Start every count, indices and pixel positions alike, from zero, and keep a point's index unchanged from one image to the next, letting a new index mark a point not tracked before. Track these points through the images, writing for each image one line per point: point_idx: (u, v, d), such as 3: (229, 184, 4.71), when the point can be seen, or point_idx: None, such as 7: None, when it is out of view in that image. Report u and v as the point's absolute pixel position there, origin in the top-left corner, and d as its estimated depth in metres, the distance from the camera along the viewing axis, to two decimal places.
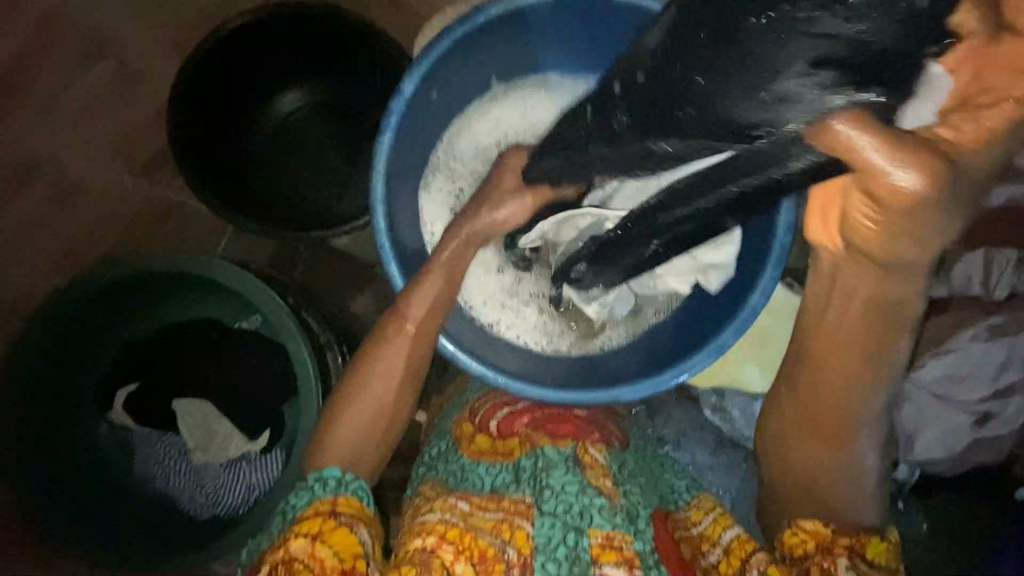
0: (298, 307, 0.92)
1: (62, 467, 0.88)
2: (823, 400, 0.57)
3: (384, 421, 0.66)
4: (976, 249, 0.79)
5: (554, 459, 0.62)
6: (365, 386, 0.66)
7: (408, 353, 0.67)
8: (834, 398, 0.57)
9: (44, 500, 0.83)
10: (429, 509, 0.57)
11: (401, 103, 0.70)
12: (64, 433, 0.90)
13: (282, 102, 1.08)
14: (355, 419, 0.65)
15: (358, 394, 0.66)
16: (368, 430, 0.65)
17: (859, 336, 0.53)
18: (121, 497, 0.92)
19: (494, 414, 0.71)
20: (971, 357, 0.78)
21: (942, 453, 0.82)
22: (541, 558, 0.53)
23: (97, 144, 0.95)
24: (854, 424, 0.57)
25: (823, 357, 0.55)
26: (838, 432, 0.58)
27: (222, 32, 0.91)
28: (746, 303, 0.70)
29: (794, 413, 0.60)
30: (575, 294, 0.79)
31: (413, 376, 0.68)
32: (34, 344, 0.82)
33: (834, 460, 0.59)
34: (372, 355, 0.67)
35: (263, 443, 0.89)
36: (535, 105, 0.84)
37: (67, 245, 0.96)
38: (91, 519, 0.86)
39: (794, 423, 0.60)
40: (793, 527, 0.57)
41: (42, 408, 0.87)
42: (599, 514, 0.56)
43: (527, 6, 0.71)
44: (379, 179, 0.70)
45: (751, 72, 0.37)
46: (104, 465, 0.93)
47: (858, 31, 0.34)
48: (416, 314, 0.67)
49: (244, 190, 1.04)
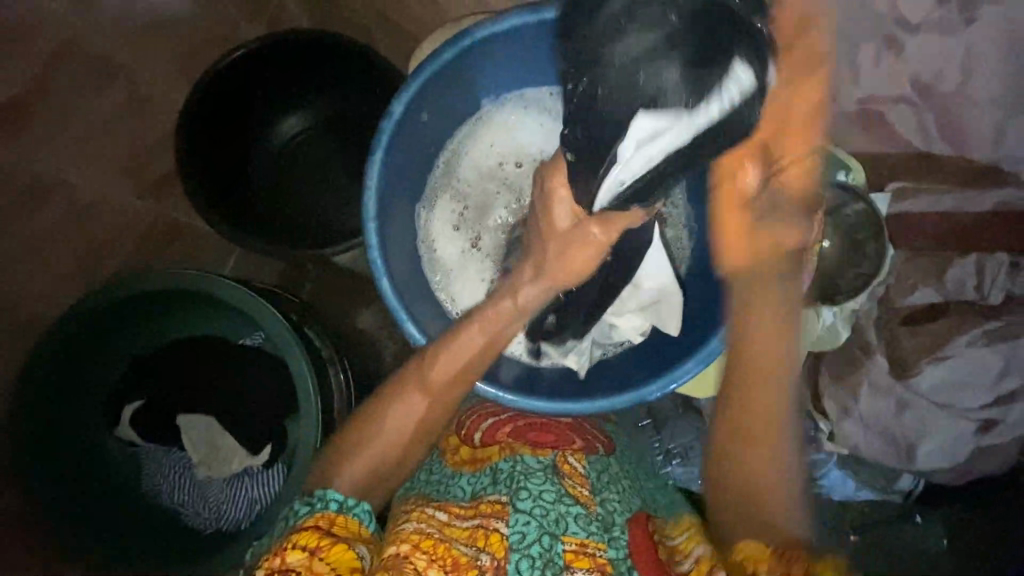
0: (301, 323, 0.95)
1: (63, 467, 0.88)
2: (749, 399, 0.65)
3: (399, 455, 0.65)
4: (970, 254, 0.77)
5: (533, 467, 0.64)
6: (378, 417, 0.65)
7: (436, 387, 0.66)
8: (762, 401, 0.64)
9: (44, 499, 0.84)
10: (407, 519, 0.58)
11: (392, 123, 0.72)
12: (68, 429, 0.91)
13: (286, 125, 1.11)
14: (364, 457, 0.63)
15: (376, 428, 0.65)
16: (379, 466, 0.64)
17: (776, 344, 0.65)
18: (122, 495, 0.94)
19: (478, 426, 0.72)
20: (968, 363, 0.77)
21: (945, 463, 0.82)
22: (515, 557, 0.55)
23: (104, 167, 0.97)
24: (772, 427, 0.64)
25: (749, 353, 0.66)
26: (759, 440, 0.63)
27: (231, 58, 0.96)
28: (733, 311, 0.70)
29: (726, 421, 0.65)
30: (554, 349, 0.81)
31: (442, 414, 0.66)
32: (50, 343, 0.84)
33: (757, 467, 0.63)
34: (388, 395, 0.66)
35: (265, 458, 0.91)
36: (523, 111, 0.85)
37: (78, 262, 0.98)
38: (91, 520, 0.87)
39: (724, 434, 0.65)
40: (742, 553, 0.55)
41: (45, 405, 0.87)
42: (574, 521, 0.58)
43: (512, 27, 0.71)
44: (372, 196, 0.73)
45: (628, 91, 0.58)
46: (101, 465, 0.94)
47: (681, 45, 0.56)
48: (443, 361, 0.66)
49: (254, 211, 1.08)
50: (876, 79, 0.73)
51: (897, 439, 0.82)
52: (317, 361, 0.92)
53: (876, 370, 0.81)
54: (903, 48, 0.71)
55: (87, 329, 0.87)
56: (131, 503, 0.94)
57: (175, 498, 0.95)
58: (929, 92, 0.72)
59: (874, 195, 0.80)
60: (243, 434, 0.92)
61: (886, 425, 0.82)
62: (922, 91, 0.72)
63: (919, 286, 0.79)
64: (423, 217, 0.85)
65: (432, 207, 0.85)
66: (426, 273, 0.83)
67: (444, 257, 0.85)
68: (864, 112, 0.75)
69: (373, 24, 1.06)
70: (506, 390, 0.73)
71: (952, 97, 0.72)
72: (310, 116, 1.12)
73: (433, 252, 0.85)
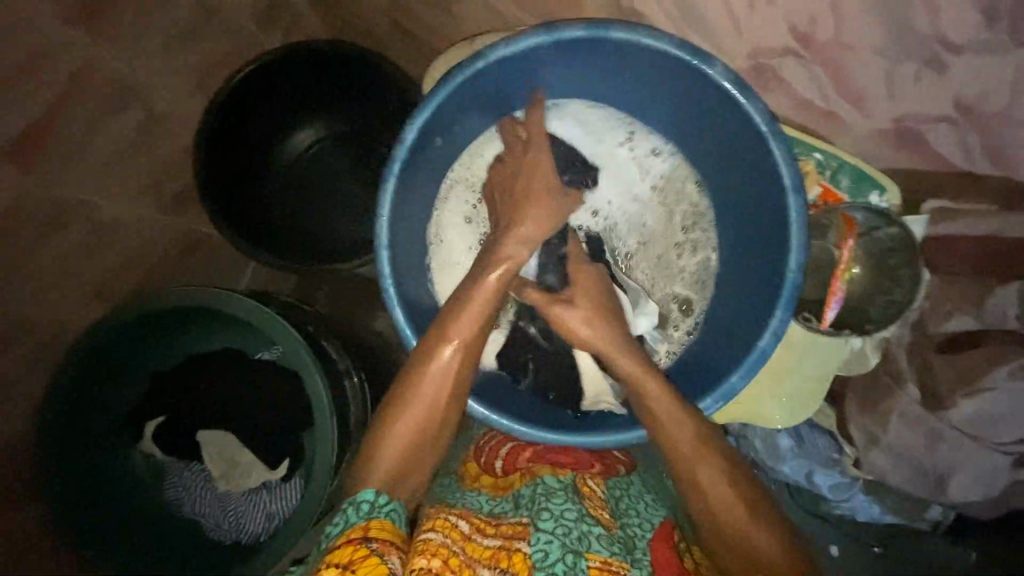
0: (317, 336, 0.96)
1: (69, 490, 0.87)
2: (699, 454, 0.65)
3: (424, 442, 0.67)
4: (1011, 281, 0.72)
5: (553, 487, 0.68)
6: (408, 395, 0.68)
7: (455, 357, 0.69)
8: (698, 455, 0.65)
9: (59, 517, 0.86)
10: (431, 527, 0.60)
11: (406, 150, 0.71)
12: (72, 453, 0.89)
13: (298, 139, 1.11)
14: (394, 442, 0.66)
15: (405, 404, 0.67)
16: (407, 451, 0.66)
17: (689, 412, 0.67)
18: (135, 497, 0.97)
19: (497, 455, 0.77)
20: (1008, 395, 0.72)
21: (978, 495, 0.78)
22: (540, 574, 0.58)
23: (122, 187, 0.96)
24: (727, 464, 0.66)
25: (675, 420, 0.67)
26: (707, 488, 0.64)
27: (245, 71, 0.95)
28: (755, 347, 0.68)
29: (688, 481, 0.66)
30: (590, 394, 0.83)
31: (460, 380, 0.69)
32: (71, 365, 0.86)
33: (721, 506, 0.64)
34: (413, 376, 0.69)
35: (283, 472, 0.93)
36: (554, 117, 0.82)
37: (99, 284, 0.97)
38: (107, 529, 0.91)
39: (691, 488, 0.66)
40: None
41: (59, 423, 0.87)
42: (596, 540, 0.62)
43: (525, 49, 0.68)
44: (384, 224, 0.71)
45: (622, 180, 0.86)
46: (116, 479, 0.96)
47: (647, 161, 0.84)
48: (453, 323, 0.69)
49: (272, 222, 1.09)
50: (914, 100, 0.66)
51: (926, 469, 0.79)
52: (333, 375, 0.92)
53: (905, 399, 0.79)
54: (944, 69, 0.62)
55: (108, 350, 0.89)
56: (145, 506, 0.98)
57: (196, 510, 0.98)
58: (972, 113, 0.64)
59: (908, 218, 0.77)
60: (259, 450, 0.93)
61: (915, 456, 0.79)
62: (964, 112, 0.64)
63: (955, 312, 0.76)
64: (436, 211, 0.84)
65: (444, 202, 0.84)
66: (430, 280, 0.82)
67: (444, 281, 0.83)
68: (902, 129, 0.70)
69: (386, 28, 1.04)
70: (517, 421, 0.73)
71: (999, 120, 0.63)
72: (321, 130, 1.11)
73: (440, 249, 0.84)
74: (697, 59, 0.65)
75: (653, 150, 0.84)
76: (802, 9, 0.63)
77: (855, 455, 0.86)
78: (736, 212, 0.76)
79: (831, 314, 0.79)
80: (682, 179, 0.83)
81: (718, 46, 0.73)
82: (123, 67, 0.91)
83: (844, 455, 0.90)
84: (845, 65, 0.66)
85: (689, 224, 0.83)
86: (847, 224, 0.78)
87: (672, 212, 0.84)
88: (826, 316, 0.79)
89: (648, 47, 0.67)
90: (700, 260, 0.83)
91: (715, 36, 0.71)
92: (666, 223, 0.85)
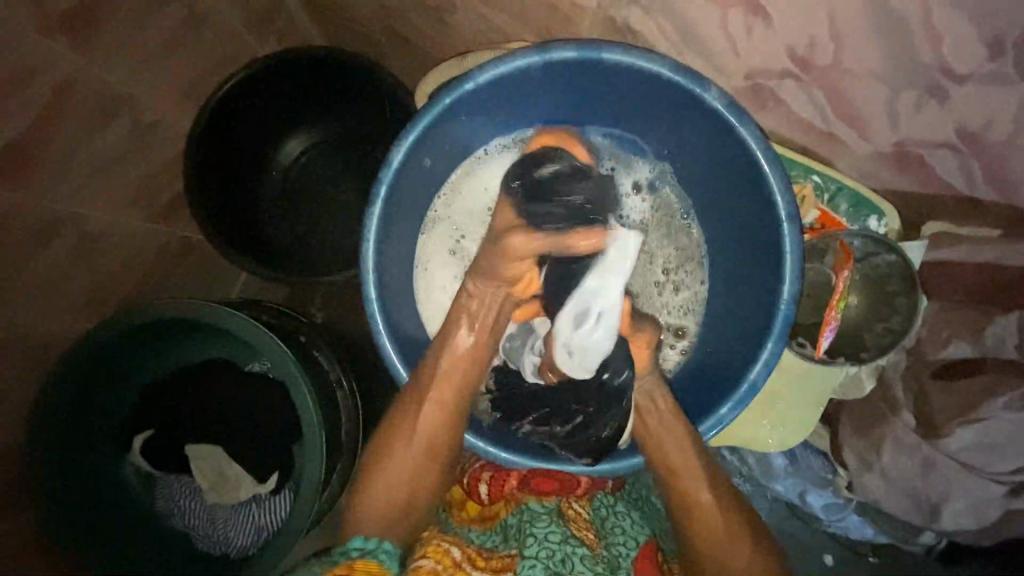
0: (309, 348, 0.95)
1: (70, 494, 0.87)
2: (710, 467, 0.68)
3: (416, 479, 0.69)
4: (1011, 311, 0.70)
5: (538, 512, 0.70)
6: (398, 432, 0.70)
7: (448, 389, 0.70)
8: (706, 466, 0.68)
9: (58, 526, 0.85)
10: (422, 555, 0.64)
11: (393, 171, 0.70)
12: (76, 454, 0.89)
13: (289, 147, 1.09)
14: (385, 483, 0.68)
15: (396, 439, 0.70)
16: (401, 490, 0.68)
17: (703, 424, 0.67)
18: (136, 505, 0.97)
19: (482, 477, 0.76)
20: (1005, 426, 0.71)
21: (970, 524, 0.78)
22: None
23: (114, 197, 0.95)
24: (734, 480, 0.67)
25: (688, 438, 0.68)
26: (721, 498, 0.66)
27: (233, 81, 0.93)
28: (746, 378, 0.67)
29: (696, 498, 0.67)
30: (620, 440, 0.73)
31: (444, 436, 0.70)
32: (69, 373, 0.85)
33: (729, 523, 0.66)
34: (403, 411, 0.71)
35: (273, 485, 0.94)
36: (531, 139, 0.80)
37: (89, 294, 0.96)
38: (110, 538, 0.91)
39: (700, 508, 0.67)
40: None
41: (59, 427, 0.86)
42: (580, 562, 0.64)
43: (517, 69, 0.67)
44: (371, 249, 0.71)
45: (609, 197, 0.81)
46: (115, 490, 0.95)
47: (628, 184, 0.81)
48: (447, 356, 0.71)
49: (262, 232, 1.08)
50: (918, 125, 0.64)
51: (919, 497, 0.78)
52: (324, 388, 0.92)
53: (901, 426, 0.78)
54: (948, 97, 0.60)
55: (104, 357, 0.88)
56: (147, 514, 0.98)
57: (187, 521, 0.98)
58: (976, 142, 0.62)
59: (907, 243, 0.76)
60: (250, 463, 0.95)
61: (910, 483, 0.78)
62: (968, 140, 0.62)
63: (954, 340, 0.75)
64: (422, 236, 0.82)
65: (430, 227, 0.82)
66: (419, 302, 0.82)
67: (434, 300, 0.82)
68: (903, 154, 0.68)
69: (379, 33, 1.02)
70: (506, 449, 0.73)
71: (1005, 148, 0.61)
72: (312, 137, 1.09)
73: (427, 271, 0.83)
74: (692, 82, 0.63)
75: (637, 184, 0.81)
76: (803, 32, 0.61)
77: (848, 477, 0.85)
78: (730, 235, 0.75)
79: (825, 342, 0.78)
80: (660, 198, 0.81)
81: (716, 64, 0.71)
82: (112, 75, 0.89)
83: (837, 476, 0.88)
84: (846, 88, 0.64)
85: (674, 242, 0.81)
86: (844, 252, 0.77)
87: (657, 231, 0.82)
88: (820, 344, 0.78)
89: (641, 69, 0.65)
90: (684, 295, 0.81)
91: (714, 53, 0.69)
92: (653, 240, 0.82)
